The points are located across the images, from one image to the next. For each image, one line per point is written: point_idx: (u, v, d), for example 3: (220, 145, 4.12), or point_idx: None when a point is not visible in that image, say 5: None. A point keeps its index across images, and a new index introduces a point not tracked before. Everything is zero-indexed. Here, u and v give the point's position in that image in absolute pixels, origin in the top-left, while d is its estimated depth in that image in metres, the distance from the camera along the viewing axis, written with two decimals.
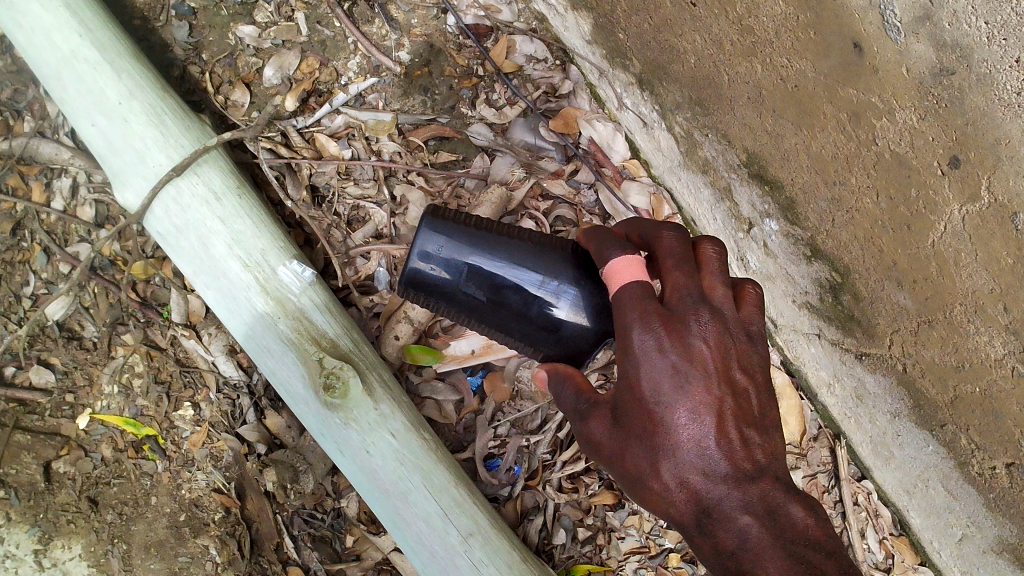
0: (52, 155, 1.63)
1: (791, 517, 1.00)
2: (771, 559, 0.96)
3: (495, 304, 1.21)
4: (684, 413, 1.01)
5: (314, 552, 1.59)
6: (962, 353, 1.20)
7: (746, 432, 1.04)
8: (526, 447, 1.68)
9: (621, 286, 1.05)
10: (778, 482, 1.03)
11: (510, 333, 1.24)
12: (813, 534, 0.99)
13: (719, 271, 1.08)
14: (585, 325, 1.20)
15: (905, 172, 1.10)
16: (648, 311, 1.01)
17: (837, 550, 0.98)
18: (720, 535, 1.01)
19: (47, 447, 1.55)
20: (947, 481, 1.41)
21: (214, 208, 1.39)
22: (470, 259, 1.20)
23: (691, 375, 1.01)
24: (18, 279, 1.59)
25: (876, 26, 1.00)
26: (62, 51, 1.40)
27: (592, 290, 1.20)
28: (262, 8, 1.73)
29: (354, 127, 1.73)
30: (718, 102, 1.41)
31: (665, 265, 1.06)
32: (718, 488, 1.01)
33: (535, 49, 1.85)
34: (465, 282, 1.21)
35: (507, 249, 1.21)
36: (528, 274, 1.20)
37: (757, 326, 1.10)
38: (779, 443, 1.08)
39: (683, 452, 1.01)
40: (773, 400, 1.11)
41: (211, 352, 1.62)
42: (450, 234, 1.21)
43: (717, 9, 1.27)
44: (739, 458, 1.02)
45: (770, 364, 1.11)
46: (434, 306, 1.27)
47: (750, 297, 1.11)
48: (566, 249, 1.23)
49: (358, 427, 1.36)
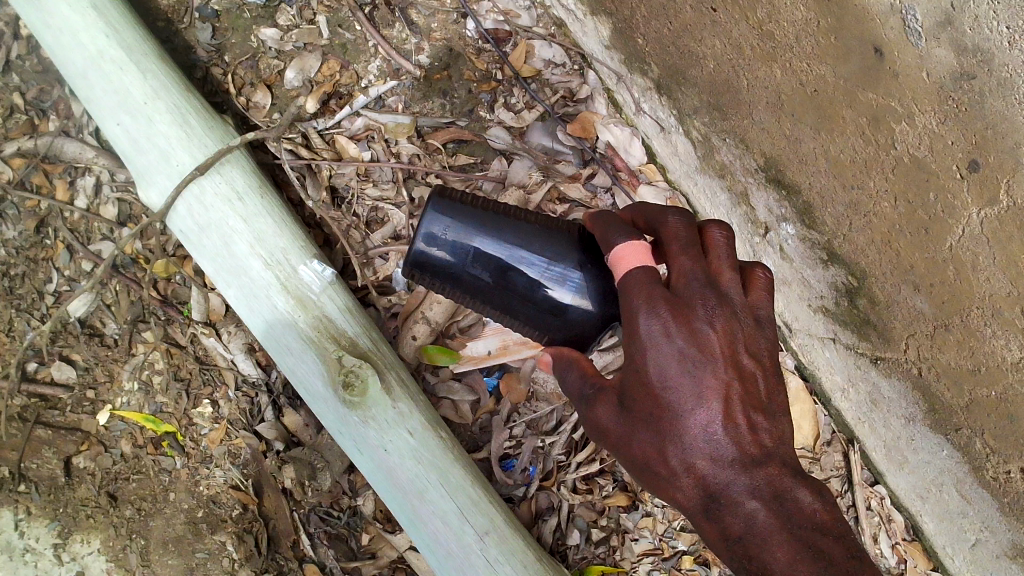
0: (76, 154, 1.65)
1: (798, 502, 1.02)
2: (779, 543, 0.99)
3: (500, 287, 1.22)
4: (691, 399, 1.02)
5: (330, 549, 1.60)
6: (978, 357, 1.21)
7: (753, 417, 1.06)
8: (541, 448, 1.69)
9: (627, 272, 1.05)
10: (785, 467, 1.05)
11: (514, 317, 1.25)
12: (820, 518, 1.01)
13: (727, 255, 1.09)
14: (589, 310, 1.21)
15: (923, 176, 1.11)
16: (654, 295, 1.03)
17: (845, 533, 1.01)
18: (727, 519, 1.03)
19: (67, 442, 1.57)
20: (961, 485, 1.41)
21: (236, 207, 1.41)
22: (475, 242, 1.20)
23: (698, 360, 1.02)
24: (41, 276, 1.61)
25: (898, 31, 1.02)
26: (89, 51, 1.42)
27: (596, 275, 1.21)
28: (285, 11, 1.76)
29: (374, 129, 1.75)
30: (736, 107, 1.42)
31: (671, 250, 1.07)
32: (726, 473, 1.03)
33: (554, 54, 1.87)
34: (470, 264, 1.21)
35: (514, 232, 1.22)
36: (533, 258, 1.21)
37: (766, 310, 1.11)
38: (786, 428, 1.11)
39: (689, 437, 1.03)
40: (780, 384, 1.12)
41: (231, 350, 1.64)
42: (456, 216, 1.21)
43: (738, 14, 1.29)
44: (746, 444, 1.04)
45: (778, 348, 1.12)
46: (439, 290, 1.28)
47: (759, 281, 1.12)
48: (571, 234, 1.24)
49: (376, 426, 1.37)
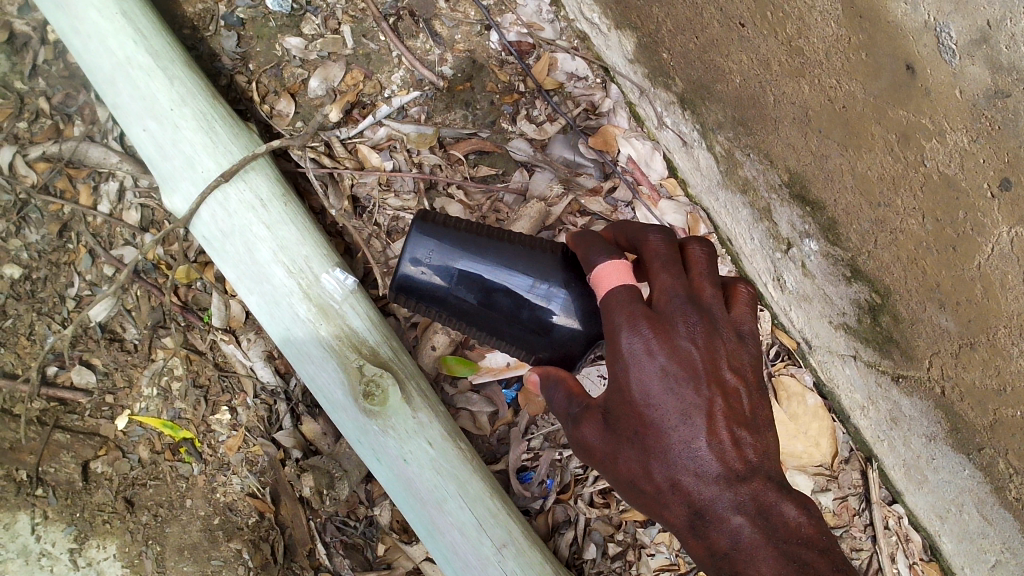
0: (100, 159, 1.66)
1: (783, 517, 1.03)
2: (764, 558, 0.99)
3: (486, 308, 1.24)
4: (675, 415, 1.04)
5: (346, 559, 1.60)
6: (1004, 377, 1.20)
7: (737, 432, 1.07)
8: (558, 461, 1.69)
9: (608, 290, 1.08)
10: (770, 481, 1.07)
11: (502, 338, 1.26)
12: (806, 532, 1.02)
13: (708, 271, 1.12)
14: (576, 329, 1.22)
15: (953, 194, 1.11)
16: (635, 314, 1.05)
17: (831, 547, 1.01)
18: (713, 535, 1.04)
19: (86, 447, 1.56)
20: (981, 506, 1.40)
21: (260, 214, 1.41)
22: (459, 264, 1.24)
23: (680, 377, 1.04)
24: (63, 280, 1.62)
25: (931, 49, 1.02)
26: (118, 57, 1.42)
27: (581, 293, 1.22)
28: (310, 20, 1.77)
29: (396, 139, 1.76)
30: (761, 123, 1.43)
31: (652, 268, 1.10)
32: (711, 489, 1.04)
33: (577, 67, 1.88)
34: (455, 285, 1.24)
35: (498, 253, 1.24)
36: (519, 278, 1.23)
37: (749, 325, 1.14)
38: (772, 443, 1.12)
39: (673, 453, 1.05)
40: (765, 400, 1.14)
41: (250, 357, 1.64)
42: (439, 239, 1.26)
43: (766, 30, 1.29)
44: (730, 459, 1.05)
45: (762, 363, 1.15)
46: (427, 311, 1.30)
47: (742, 297, 1.15)
48: (556, 253, 1.26)
49: (395, 435, 1.37)
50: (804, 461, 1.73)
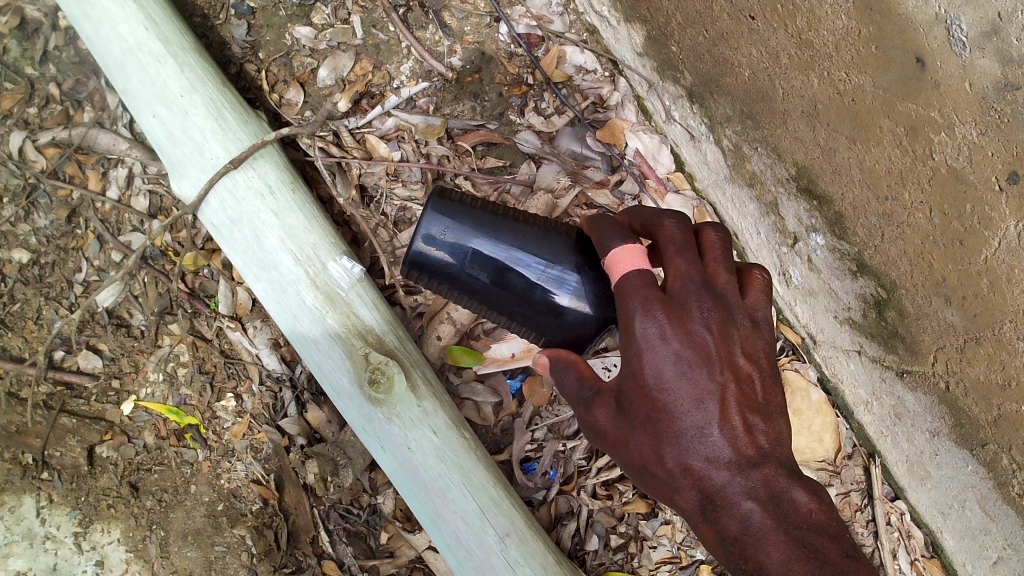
0: (109, 145, 1.66)
1: (794, 502, 1.05)
2: (775, 543, 1.02)
3: (498, 288, 1.24)
4: (687, 400, 1.05)
5: (348, 547, 1.62)
6: (1009, 371, 1.20)
7: (750, 418, 1.09)
8: (562, 453, 1.69)
9: (622, 275, 1.08)
10: (782, 468, 1.08)
11: (513, 319, 1.27)
12: (816, 518, 1.04)
13: (723, 257, 1.12)
14: (587, 313, 1.23)
15: (961, 187, 1.12)
16: (649, 299, 1.05)
17: (841, 533, 1.04)
18: (723, 520, 1.06)
19: (92, 431, 1.57)
20: (984, 501, 1.40)
21: (267, 201, 1.41)
22: (473, 243, 1.24)
23: (693, 362, 1.05)
24: (71, 265, 1.62)
25: (941, 40, 1.03)
26: (128, 42, 1.42)
27: (593, 277, 1.23)
28: (319, 10, 1.77)
29: (405, 130, 1.77)
30: (769, 116, 1.43)
31: (667, 253, 1.10)
32: (722, 474, 1.06)
33: (586, 60, 1.87)
34: (468, 265, 1.24)
35: (513, 235, 1.25)
36: (531, 260, 1.23)
37: (763, 312, 1.15)
38: (784, 429, 1.13)
39: (685, 438, 1.06)
40: (777, 386, 1.15)
41: (256, 344, 1.65)
42: (454, 217, 1.25)
43: (776, 23, 1.29)
44: (742, 445, 1.07)
45: (775, 350, 1.15)
46: (439, 290, 1.30)
47: (757, 283, 1.15)
48: (569, 237, 1.27)
49: (400, 423, 1.38)
50: (807, 456, 1.74)
